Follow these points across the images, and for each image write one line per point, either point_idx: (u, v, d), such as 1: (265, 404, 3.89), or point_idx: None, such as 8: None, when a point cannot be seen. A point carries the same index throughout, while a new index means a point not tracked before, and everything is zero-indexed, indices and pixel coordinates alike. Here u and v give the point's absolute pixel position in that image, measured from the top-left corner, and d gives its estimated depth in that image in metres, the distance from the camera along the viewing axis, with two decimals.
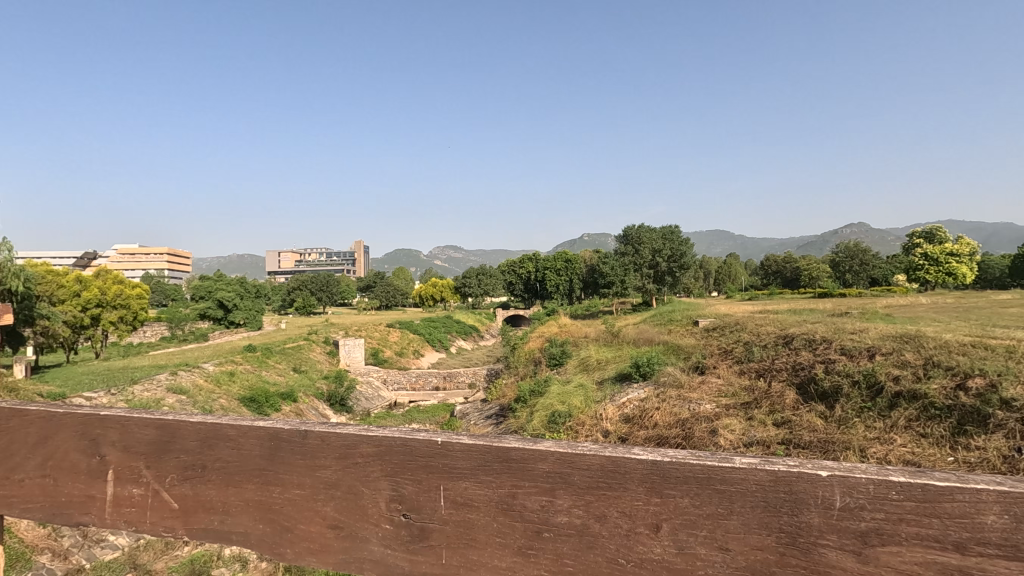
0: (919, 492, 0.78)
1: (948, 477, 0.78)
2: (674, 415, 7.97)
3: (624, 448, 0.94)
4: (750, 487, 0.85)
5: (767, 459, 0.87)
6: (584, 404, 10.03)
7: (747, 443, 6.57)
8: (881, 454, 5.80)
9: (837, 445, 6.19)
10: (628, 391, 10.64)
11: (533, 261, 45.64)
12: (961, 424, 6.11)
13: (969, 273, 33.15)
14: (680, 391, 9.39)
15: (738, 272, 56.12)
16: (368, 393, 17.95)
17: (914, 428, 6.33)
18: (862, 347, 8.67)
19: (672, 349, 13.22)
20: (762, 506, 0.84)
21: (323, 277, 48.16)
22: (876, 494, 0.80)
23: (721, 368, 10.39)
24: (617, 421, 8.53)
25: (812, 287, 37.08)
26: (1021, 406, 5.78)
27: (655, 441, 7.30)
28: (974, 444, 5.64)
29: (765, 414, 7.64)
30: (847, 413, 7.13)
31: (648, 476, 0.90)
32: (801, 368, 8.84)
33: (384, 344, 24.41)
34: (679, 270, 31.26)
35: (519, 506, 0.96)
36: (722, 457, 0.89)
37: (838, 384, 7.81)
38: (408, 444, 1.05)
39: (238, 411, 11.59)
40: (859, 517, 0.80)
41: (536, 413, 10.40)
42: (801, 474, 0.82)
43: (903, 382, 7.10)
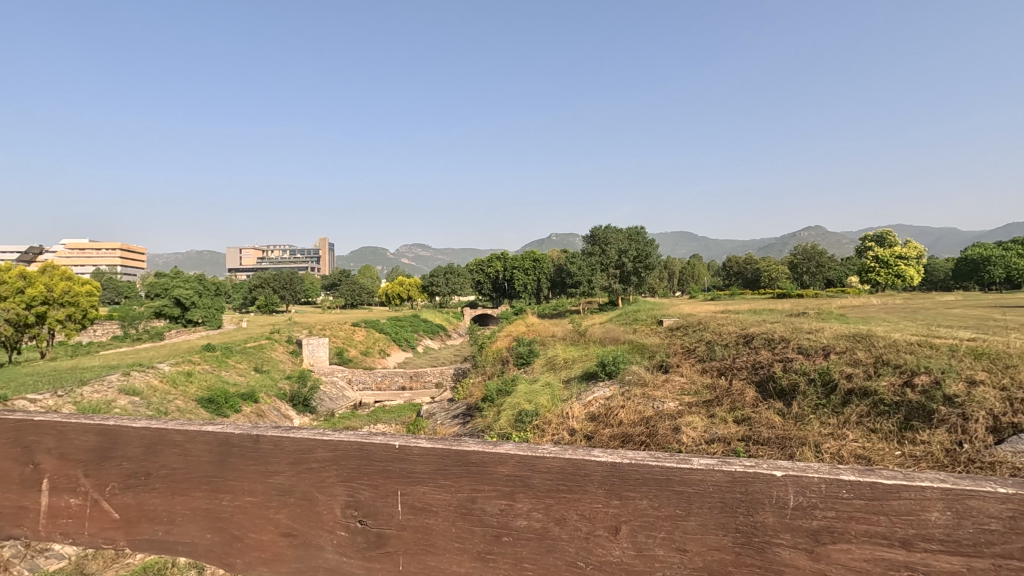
0: (869, 490, 0.79)
1: (895, 476, 0.80)
2: (639, 413, 8.07)
3: (584, 450, 0.93)
4: (707, 488, 0.85)
5: (724, 459, 0.88)
6: (551, 403, 10.04)
7: (708, 440, 6.68)
8: (834, 449, 6.00)
9: (793, 441, 6.38)
10: (594, 390, 10.72)
11: (501, 261, 45.64)
12: (908, 420, 6.39)
13: (916, 275, 34.83)
14: (645, 389, 9.52)
15: (701, 272, 57.50)
16: (332, 393, 17.61)
17: (865, 423, 6.61)
18: (818, 347, 8.97)
19: (638, 348, 13.40)
20: (719, 507, 0.84)
21: (286, 275, 47.04)
22: (827, 493, 0.81)
23: (684, 367, 10.58)
24: (583, 421, 8.58)
25: (771, 288, 38.58)
26: (961, 401, 6.09)
27: (619, 438, 7.35)
28: (920, 438, 5.90)
29: (726, 411, 7.84)
30: (803, 411, 7.37)
31: (608, 477, 0.89)
32: (761, 367, 9.10)
33: (349, 343, 24.03)
34: (645, 271, 31.80)
35: (479, 511, 0.95)
36: (680, 458, 0.89)
37: (795, 381, 8.09)
38: (365, 449, 1.02)
39: (194, 413, 11.17)
40: (810, 516, 0.81)
41: (503, 413, 10.37)
42: (756, 475, 0.83)
43: (855, 379, 7.43)
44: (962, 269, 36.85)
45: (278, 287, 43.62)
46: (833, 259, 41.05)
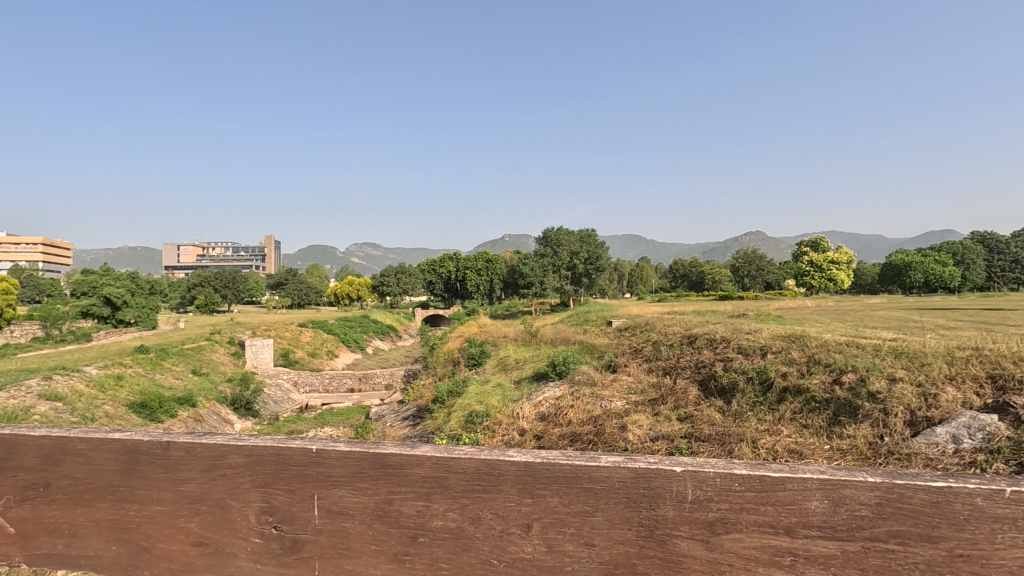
0: (758, 482, 0.85)
1: (783, 469, 0.86)
2: (587, 413, 8.24)
3: (500, 449, 0.96)
4: (613, 485, 0.89)
5: (630, 456, 0.93)
6: (501, 404, 10.11)
7: (653, 438, 6.87)
8: (770, 444, 6.26)
9: (733, 438, 6.63)
10: (545, 390, 10.84)
11: (454, 261, 45.46)
12: (836, 415, 6.79)
13: (846, 279, 37.16)
14: (594, 389, 9.72)
15: (649, 275, 59.08)
16: (277, 396, 17.04)
17: (797, 420, 6.98)
18: (756, 347, 9.41)
19: (588, 349, 13.64)
20: (623, 502, 0.88)
21: (229, 274, 45.09)
22: (722, 486, 0.86)
23: (631, 366, 10.88)
24: (533, 420, 8.67)
25: (715, 291, 40.29)
26: (883, 397, 6.55)
27: (568, 438, 7.46)
28: (846, 433, 6.29)
29: (670, 409, 8.10)
30: (742, 408, 7.71)
31: (520, 477, 0.92)
32: (703, 367, 9.45)
33: (296, 344, 23.35)
34: (596, 272, 32.43)
35: (396, 514, 0.95)
36: (590, 456, 0.93)
37: (735, 380, 8.45)
38: (280, 453, 1.00)
39: (125, 419, 10.54)
40: (706, 509, 0.86)
41: (453, 415, 10.33)
42: (657, 471, 0.88)
43: (789, 377, 7.84)
44: (887, 273, 39.43)
45: (220, 287, 41.75)
46: (772, 263, 43.16)
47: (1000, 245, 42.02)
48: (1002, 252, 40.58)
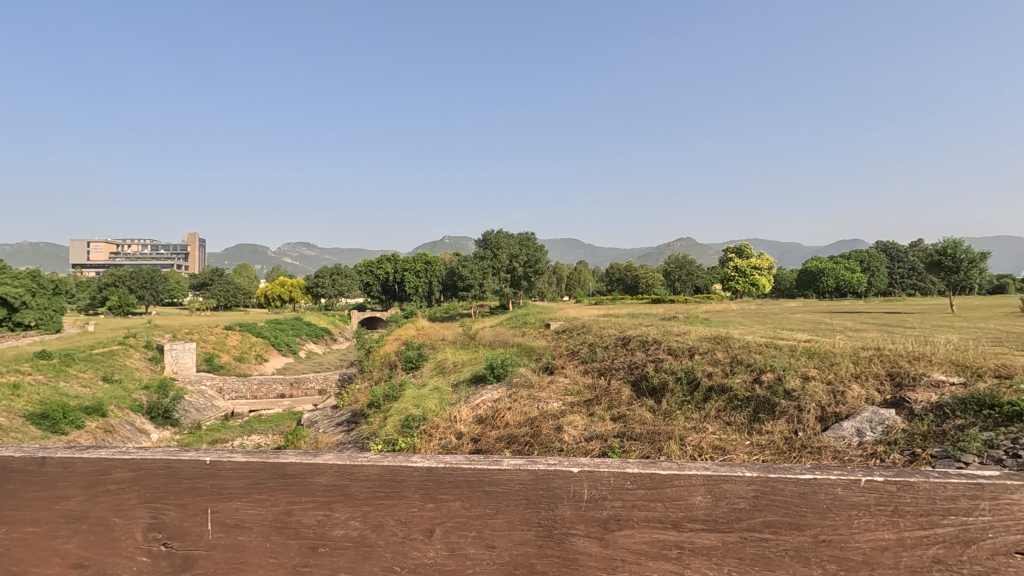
0: (647, 480, 0.90)
1: (671, 467, 0.92)
2: (524, 414, 8.37)
3: (405, 457, 0.97)
4: (514, 487, 0.92)
5: (531, 459, 0.96)
6: (439, 407, 10.06)
7: (587, 438, 7.06)
8: (696, 441, 6.55)
9: (662, 436, 6.89)
10: (483, 393, 10.87)
11: (393, 262, 44.75)
12: (756, 412, 7.22)
13: (767, 284, 39.65)
14: (531, 390, 9.88)
15: (586, 279, 60.52)
16: (199, 403, 16.06)
17: (721, 416, 7.37)
18: (684, 348, 9.87)
19: (526, 351, 13.79)
20: (523, 503, 0.91)
21: (147, 274, 42.04)
22: (615, 485, 0.91)
23: (568, 368, 11.14)
24: (471, 423, 8.70)
25: (649, 294, 41.79)
26: (797, 394, 7.03)
27: (505, 440, 7.53)
28: (765, 428, 6.69)
29: (604, 409, 8.34)
30: (671, 407, 8.04)
31: (424, 481, 0.93)
32: (635, 368, 9.81)
33: (221, 347, 22.15)
34: (534, 276, 32.86)
35: (294, 524, 0.93)
36: (491, 460, 0.95)
37: (665, 380, 8.82)
38: (172, 466, 0.98)
39: (21, 431, 9.60)
40: (602, 507, 0.91)
41: (390, 419, 10.15)
42: (556, 472, 0.92)
43: (714, 377, 8.27)
44: (803, 279, 42.38)
45: (136, 287, 38.89)
46: (701, 268, 45.37)
47: (899, 254, 46.26)
48: (901, 260, 44.73)
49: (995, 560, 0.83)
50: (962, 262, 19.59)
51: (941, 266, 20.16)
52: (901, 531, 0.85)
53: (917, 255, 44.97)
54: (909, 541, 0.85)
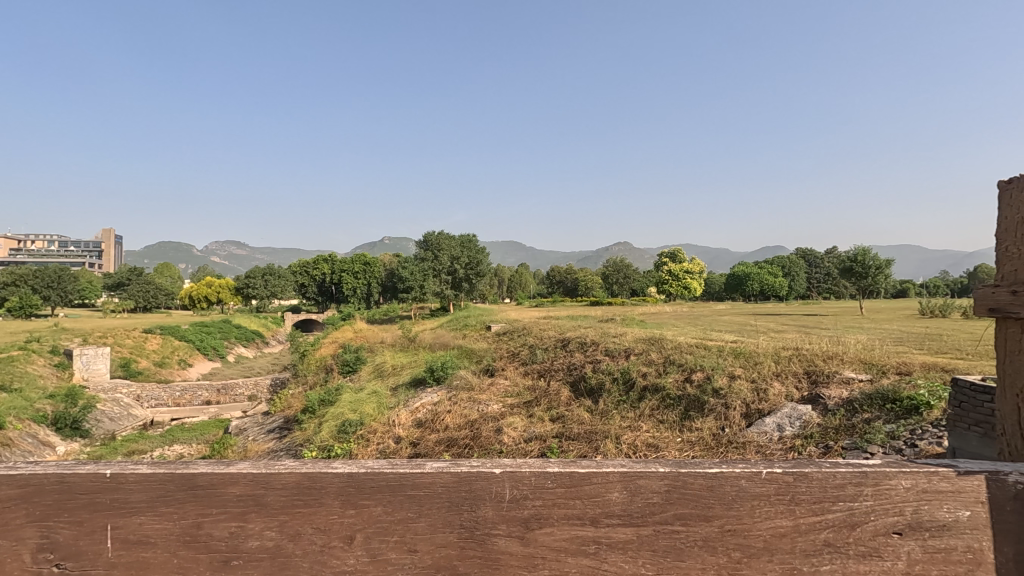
0: (568, 478, 0.93)
1: (590, 464, 0.95)
2: (464, 417, 8.36)
3: (323, 462, 0.94)
4: (436, 490, 0.92)
5: (454, 460, 0.96)
6: (377, 411, 9.86)
7: (527, 439, 7.16)
8: (631, 440, 6.76)
9: (598, 435, 7.06)
10: (422, 396, 10.75)
11: (330, 263, 43.42)
12: (687, 410, 7.53)
13: (698, 287, 41.61)
14: (471, 393, 9.88)
15: (527, 281, 61.17)
16: (113, 412, 14.93)
17: (654, 415, 7.65)
18: (621, 349, 10.18)
19: (466, 353, 13.74)
20: (445, 506, 0.91)
21: (54, 272, 38.59)
22: (536, 484, 0.93)
23: (509, 369, 11.23)
24: (409, 427, 8.60)
25: (587, 296, 42.70)
26: (724, 392, 7.40)
27: (445, 443, 7.51)
28: (695, 426, 7.00)
29: (543, 410, 8.46)
30: (608, 407, 8.25)
31: (344, 488, 0.91)
32: (575, 368, 10.03)
33: (139, 352, 20.69)
34: (476, 277, 32.84)
35: (205, 537, 0.89)
36: (415, 463, 0.94)
37: (602, 380, 9.06)
38: (67, 481, 0.90)
39: None
40: (523, 506, 0.92)
41: (325, 425, 9.82)
42: (477, 474, 0.92)
43: (648, 377, 8.58)
44: (731, 282, 44.74)
45: (41, 287, 35.63)
46: (637, 271, 46.98)
47: (817, 260, 49.74)
48: (817, 265, 48.09)
49: (877, 540, 0.92)
50: (870, 268, 21.31)
51: (853, 271, 21.84)
52: (797, 517, 0.92)
53: (832, 261, 48.55)
54: (804, 527, 0.92)
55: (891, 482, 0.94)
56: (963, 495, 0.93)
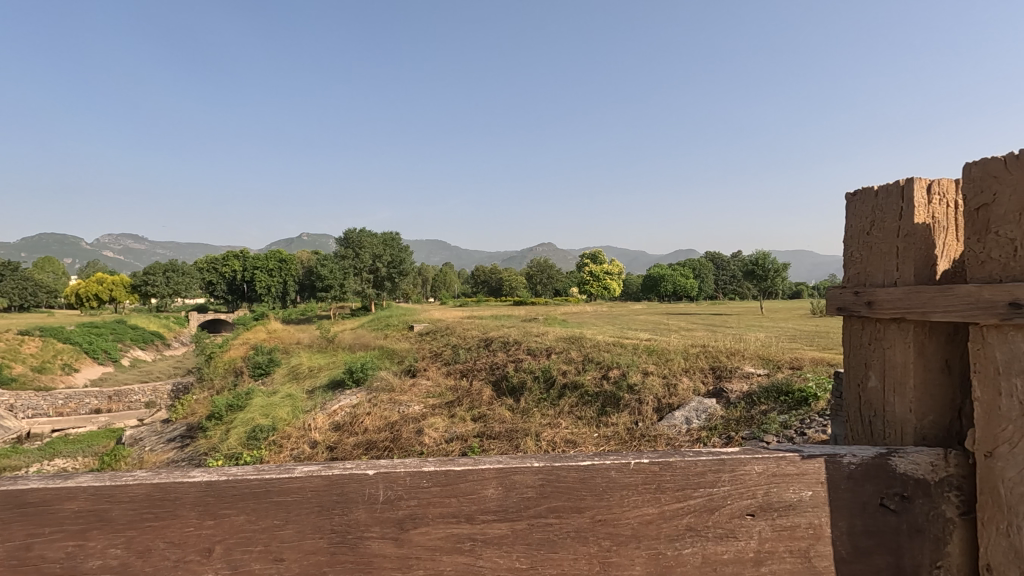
0: (443, 477, 0.92)
1: (467, 463, 0.95)
2: (384, 418, 8.20)
3: (181, 471, 0.87)
4: (305, 495, 0.88)
5: (328, 465, 0.93)
6: (291, 416, 9.43)
7: (448, 439, 7.14)
8: (550, 436, 6.90)
9: (519, 433, 7.15)
10: (340, 398, 10.40)
11: (241, 259, 40.91)
12: (604, 407, 7.77)
13: (617, 287, 43.38)
14: (391, 394, 9.71)
15: (452, 281, 60.92)
16: None
17: (573, 412, 7.84)
18: (543, 348, 10.38)
19: (388, 354, 13.44)
20: (314, 510, 0.88)
21: None
22: (411, 484, 0.91)
23: (431, 370, 11.13)
24: (326, 430, 8.32)
25: (511, 296, 43.25)
26: (637, 388, 7.74)
27: (364, 446, 7.35)
28: (611, 421, 7.27)
29: (465, 410, 8.45)
30: (529, 405, 8.40)
31: (202, 497, 0.85)
32: (497, 367, 10.12)
33: (13, 357, 18.41)
34: (399, 276, 32.17)
35: (37, 559, 0.80)
36: (284, 469, 0.91)
37: (523, 379, 9.20)
38: None
39: None
40: (396, 507, 0.91)
41: (233, 431, 9.24)
42: (351, 476, 0.90)
43: (568, 374, 8.81)
44: (648, 285, 46.90)
45: None
46: (560, 272, 48.23)
47: (724, 264, 53.26)
48: (724, 268, 51.37)
49: (732, 522, 0.99)
50: (770, 271, 23.04)
51: (755, 274, 23.49)
52: (662, 504, 0.97)
53: (737, 264, 52.16)
54: (667, 514, 0.97)
55: (745, 468, 1.01)
56: (806, 477, 1.02)
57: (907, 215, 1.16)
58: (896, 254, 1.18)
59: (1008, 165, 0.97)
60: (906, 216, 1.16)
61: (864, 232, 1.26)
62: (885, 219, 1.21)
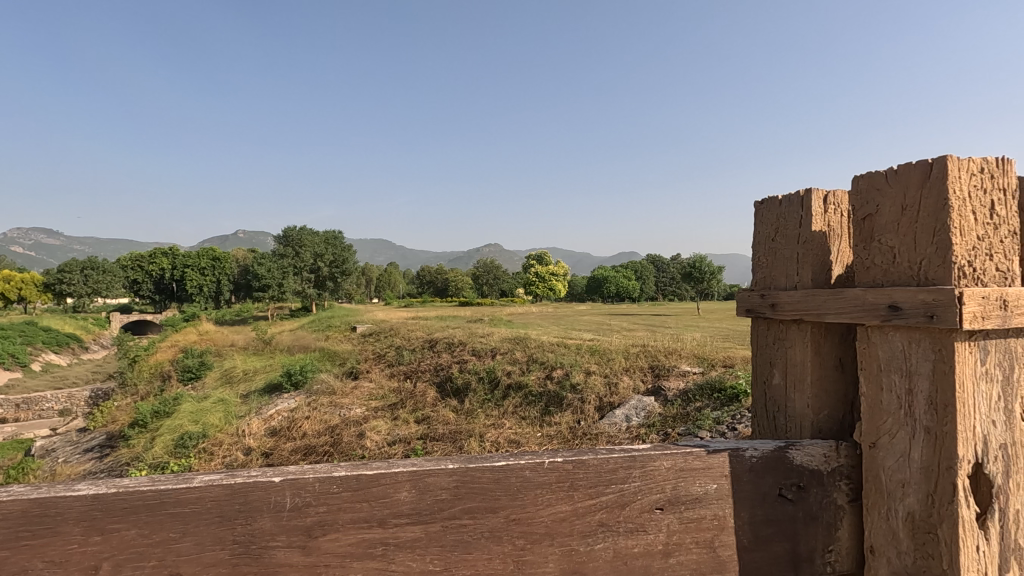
0: (354, 481, 0.90)
1: (380, 466, 0.93)
2: (324, 422, 7.98)
3: (63, 485, 0.82)
4: (204, 506, 0.84)
5: (231, 473, 0.89)
6: (223, 421, 8.99)
7: (390, 442, 7.03)
8: (494, 437, 6.92)
9: (463, 434, 7.13)
10: (278, 402, 10.02)
11: (170, 257, 38.63)
12: (547, 406, 7.85)
13: (562, 288, 44.03)
14: (332, 397, 9.46)
15: (397, 281, 60.01)
16: None
17: (517, 412, 7.89)
18: (488, 349, 10.39)
19: (329, 355, 13.05)
20: (215, 521, 0.84)
21: None
22: (319, 490, 0.88)
23: (374, 372, 10.92)
24: (262, 436, 8.00)
25: (458, 296, 43.01)
26: (580, 387, 7.87)
27: (302, 451, 7.12)
28: (554, 420, 7.36)
29: (408, 412, 8.33)
30: (473, 406, 8.39)
31: (87, 513, 0.80)
32: (442, 369, 10.03)
33: None
34: (341, 276, 31.30)
35: None
36: (184, 478, 0.86)
37: (468, 380, 9.17)
38: None
39: None
40: (304, 515, 0.88)
41: (159, 439, 8.70)
42: (254, 485, 0.86)
43: (512, 375, 8.85)
44: (592, 286, 47.85)
45: None
46: (507, 273, 48.47)
47: (664, 266, 55.16)
48: (664, 269, 53.18)
49: (642, 516, 1.03)
50: (706, 273, 24.05)
51: (692, 276, 24.45)
52: (575, 502, 1.00)
53: (676, 266, 54.10)
54: (580, 511, 0.99)
55: (654, 464, 1.05)
56: (711, 471, 1.07)
57: (806, 224, 1.24)
58: (797, 260, 1.26)
59: (890, 179, 1.06)
60: (807, 223, 1.24)
61: (770, 238, 1.34)
62: (788, 226, 1.29)
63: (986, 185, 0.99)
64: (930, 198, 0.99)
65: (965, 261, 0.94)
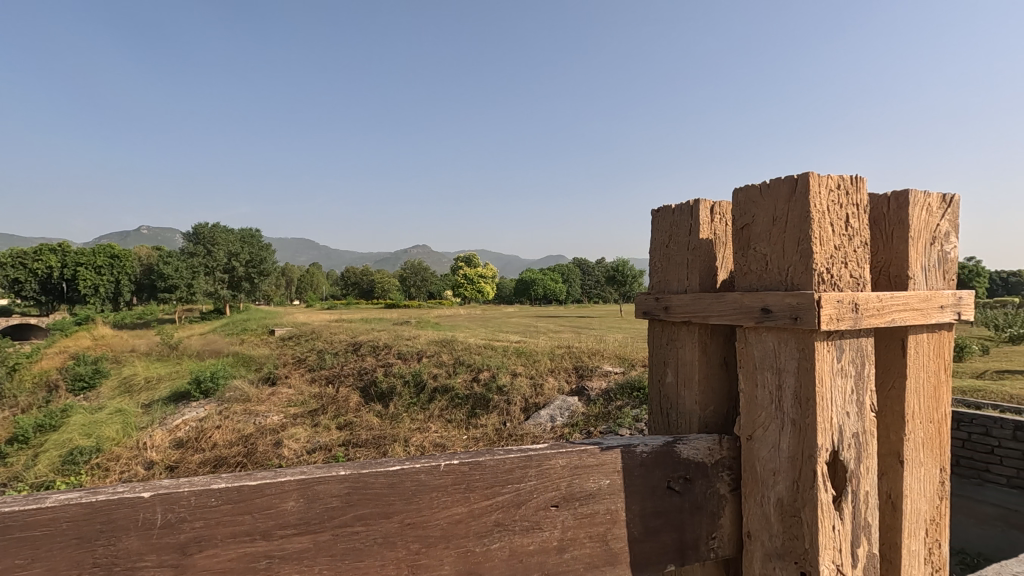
0: (234, 494, 0.85)
1: (266, 475, 0.89)
2: (237, 432, 7.53)
3: None
4: (57, 527, 0.77)
5: (93, 490, 0.82)
6: (121, 434, 8.25)
7: (310, 450, 6.76)
8: (419, 441, 6.85)
9: (387, 439, 7.00)
10: (184, 412, 9.34)
11: (60, 254, 34.94)
12: (474, 408, 7.86)
13: (491, 290, 44.17)
14: (246, 404, 8.96)
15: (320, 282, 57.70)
16: None
17: (443, 415, 7.84)
18: (414, 352, 10.23)
19: (243, 361, 12.33)
20: (71, 544, 0.78)
21: None
22: (196, 504, 0.84)
23: (293, 378, 10.45)
24: (166, 449, 7.44)
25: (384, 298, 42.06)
26: (506, 390, 7.93)
27: (212, 463, 6.70)
28: (480, 423, 7.39)
29: (330, 419, 8.05)
30: (398, 410, 8.24)
31: None
32: (365, 373, 9.76)
33: None
34: (258, 277, 29.65)
35: None
36: (36, 497, 0.79)
37: (393, 384, 8.99)
38: None
39: None
40: (178, 531, 0.83)
41: (44, 456, 7.85)
42: (118, 501, 0.80)
43: (438, 378, 8.76)
44: (520, 289, 48.36)
45: None
46: (435, 275, 47.92)
47: (590, 269, 56.76)
48: (590, 272, 54.74)
49: (537, 514, 1.05)
50: (629, 277, 25.01)
51: (616, 279, 25.31)
52: (471, 504, 1.00)
53: (601, 270, 55.75)
54: (476, 512, 1.00)
55: (551, 462, 1.07)
56: (605, 467, 1.11)
57: (696, 231, 1.32)
58: (687, 265, 1.34)
59: (764, 192, 1.15)
60: (696, 231, 1.33)
61: (665, 245, 1.41)
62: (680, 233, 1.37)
63: (841, 199, 1.10)
64: (797, 210, 1.09)
65: (824, 268, 1.04)
